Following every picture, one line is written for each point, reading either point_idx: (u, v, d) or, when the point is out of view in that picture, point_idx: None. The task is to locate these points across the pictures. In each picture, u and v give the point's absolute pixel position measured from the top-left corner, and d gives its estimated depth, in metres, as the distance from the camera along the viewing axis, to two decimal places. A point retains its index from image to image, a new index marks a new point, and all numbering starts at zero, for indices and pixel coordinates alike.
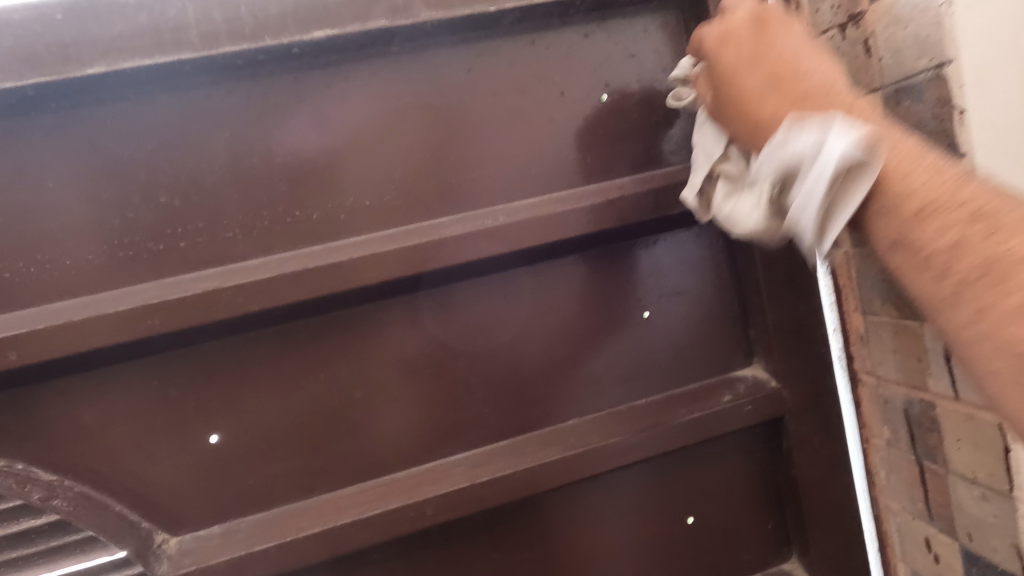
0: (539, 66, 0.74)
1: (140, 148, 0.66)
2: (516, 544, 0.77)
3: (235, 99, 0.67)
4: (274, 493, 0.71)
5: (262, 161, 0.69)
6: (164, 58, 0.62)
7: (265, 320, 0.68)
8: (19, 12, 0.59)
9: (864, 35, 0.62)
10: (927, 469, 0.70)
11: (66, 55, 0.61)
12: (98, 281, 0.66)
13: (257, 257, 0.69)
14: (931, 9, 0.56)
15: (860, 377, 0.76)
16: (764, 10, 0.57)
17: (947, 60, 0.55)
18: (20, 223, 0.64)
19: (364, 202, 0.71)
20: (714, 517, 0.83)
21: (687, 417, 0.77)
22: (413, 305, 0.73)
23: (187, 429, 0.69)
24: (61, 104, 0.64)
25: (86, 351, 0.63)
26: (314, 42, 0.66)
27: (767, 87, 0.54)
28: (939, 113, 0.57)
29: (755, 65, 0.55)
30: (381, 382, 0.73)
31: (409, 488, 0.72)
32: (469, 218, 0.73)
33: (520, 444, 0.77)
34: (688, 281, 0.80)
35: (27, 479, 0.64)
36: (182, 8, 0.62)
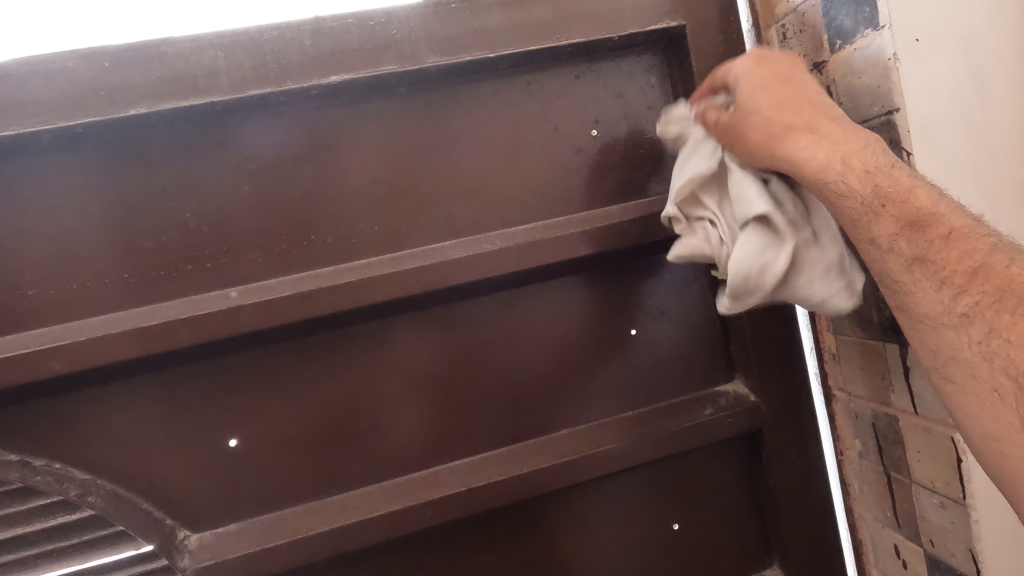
0: (535, 104, 0.81)
1: (174, 178, 0.74)
2: (510, 546, 0.83)
3: (259, 134, 0.75)
4: (286, 494, 0.77)
5: (282, 190, 0.76)
6: (198, 100, 0.70)
7: (283, 334, 0.75)
8: (73, 60, 0.67)
9: (827, 81, 0.70)
10: (894, 479, 0.75)
11: (113, 97, 0.68)
12: (132, 298, 0.73)
13: (276, 276, 0.76)
14: (881, 63, 0.62)
15: (835, 393, 0.83)
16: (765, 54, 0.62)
17: (895, 108, 0.61)
18: (65, 245, 0.72)
19: (373, 227, 0.78)
20: (698, 524, 0.88)
21: (671, 428, 0.83)
22: (417, 322, 0.79)
23: (209, 434, 0.75)
24: (106, 139, 0.72)
25: (122, 361, 0.70)
26: (331, 85, 0.73)
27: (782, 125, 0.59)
28: (891, 155, 0.63)
29: (774, 98, 0.60)
30: (387, 392, 0.79)
31: (410, 491, 0.78)
32: (469, 242, 0.79)
33: (514, 452, 0.82)
34: (673, 301, 0.86)
35: (65, 476, 0.70)
36: (215, 56, 0.70)
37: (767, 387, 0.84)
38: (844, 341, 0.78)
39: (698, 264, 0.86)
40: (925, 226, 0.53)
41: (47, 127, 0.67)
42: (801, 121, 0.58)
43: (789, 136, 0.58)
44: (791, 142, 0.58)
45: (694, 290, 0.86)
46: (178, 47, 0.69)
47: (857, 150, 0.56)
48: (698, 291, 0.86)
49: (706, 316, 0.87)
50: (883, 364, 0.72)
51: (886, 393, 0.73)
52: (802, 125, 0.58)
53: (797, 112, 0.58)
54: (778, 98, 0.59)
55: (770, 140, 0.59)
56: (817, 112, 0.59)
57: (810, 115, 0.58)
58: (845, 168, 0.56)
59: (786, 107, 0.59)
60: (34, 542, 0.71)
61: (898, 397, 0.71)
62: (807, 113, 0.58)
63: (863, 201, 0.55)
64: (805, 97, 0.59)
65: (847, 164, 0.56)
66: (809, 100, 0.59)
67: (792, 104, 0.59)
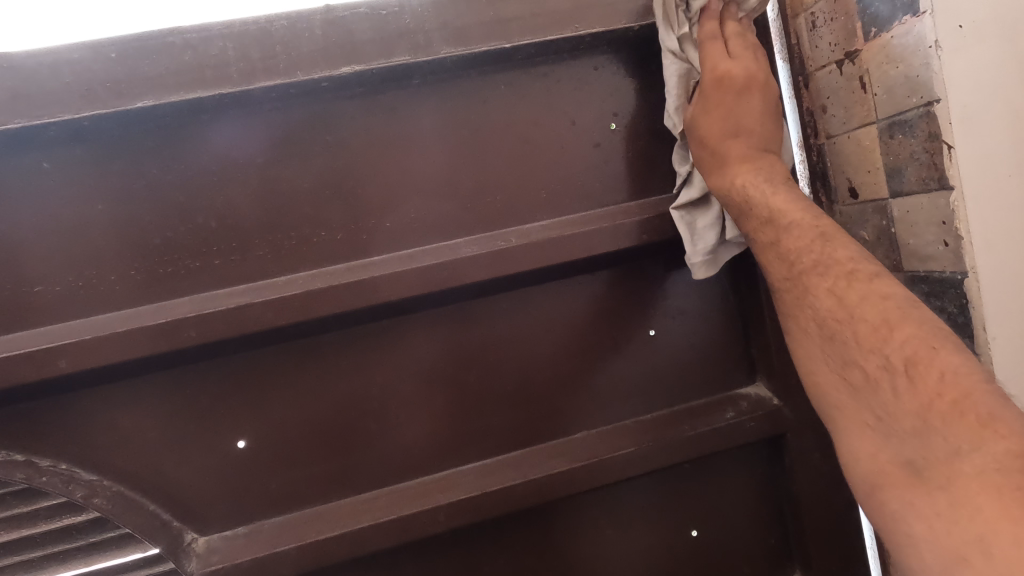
0: (552, 96, 0.78)
1: (181, 172, 0.72)
2: (524, 551, 0.81)
3: (268, 128, 0.73)
4: (296, 496, 0.76)
5: (291, 185, 0.74)
6: (205, 92, 0.68)
7: (293, 333, 0.73)
8: (78, 51, 0.66)
9: (860, 71, 0.67)
10: None
11: (119, 90, 0.67)
12: (139, 295, 0.71)
13: (286, 274, 0.74)
14: (920, 51, 0.59)
15: None
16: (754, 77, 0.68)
17: (935, 99, 0.58)
18: (70, 242, 0.70)
19: (384, 223, 0.76)
20: (717, 531, 0.85)
21: (690, 432, 0.80)
22: (429, 322, 0.77)
23: (218, 435, 0.73)
24: (112, 133, 0.70)
25: (129, 360, 0.68)
26: (342, 77, 0.71)
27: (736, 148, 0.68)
28: (930, 148, 0.60)
29: (726, 121, 0.68)
30: (398, 393, 0.77)
31: (422, 495, 0.76)
32: (483, 239, 0.77)
33: (528, 455, 0.80)
34: (693, 301, 0.83)
35: (71, 477, 0.69)
36: (223, 47, 0.68)
37: (791, 390, 0.81)
38: None
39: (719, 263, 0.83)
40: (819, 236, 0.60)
41: (51, 120, 0.66)
42: (719, 140, 0.69)
43: (726, 167, 0.68)
44: (729, 174, 0.68)
45: (714, 289, 0.84)
46: (185, 38, 0.67)
47: (746, 172, 0.67)
48: (718, 291, 0.84)
49: (726, 316, 0.84)
50: None
51: None
52: (721, 141, 0.69)
53: (717, 133, 0.69)
54: (710, 117, 0.69)
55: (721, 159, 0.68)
56: (741, 134, 0.68)
57: (732, 139, 0.68)
58: (730, 185, 0.67)
59: (715, 129, 0.69)
60: (40, 544, 0.69)
61: None
62: (733, 137, 0.68)
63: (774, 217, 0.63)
64: (738, 120, 0.68)
65: (739, 188, 0.66)
66: (739, 126, 0.68)
67: (715, 131, 0.69)
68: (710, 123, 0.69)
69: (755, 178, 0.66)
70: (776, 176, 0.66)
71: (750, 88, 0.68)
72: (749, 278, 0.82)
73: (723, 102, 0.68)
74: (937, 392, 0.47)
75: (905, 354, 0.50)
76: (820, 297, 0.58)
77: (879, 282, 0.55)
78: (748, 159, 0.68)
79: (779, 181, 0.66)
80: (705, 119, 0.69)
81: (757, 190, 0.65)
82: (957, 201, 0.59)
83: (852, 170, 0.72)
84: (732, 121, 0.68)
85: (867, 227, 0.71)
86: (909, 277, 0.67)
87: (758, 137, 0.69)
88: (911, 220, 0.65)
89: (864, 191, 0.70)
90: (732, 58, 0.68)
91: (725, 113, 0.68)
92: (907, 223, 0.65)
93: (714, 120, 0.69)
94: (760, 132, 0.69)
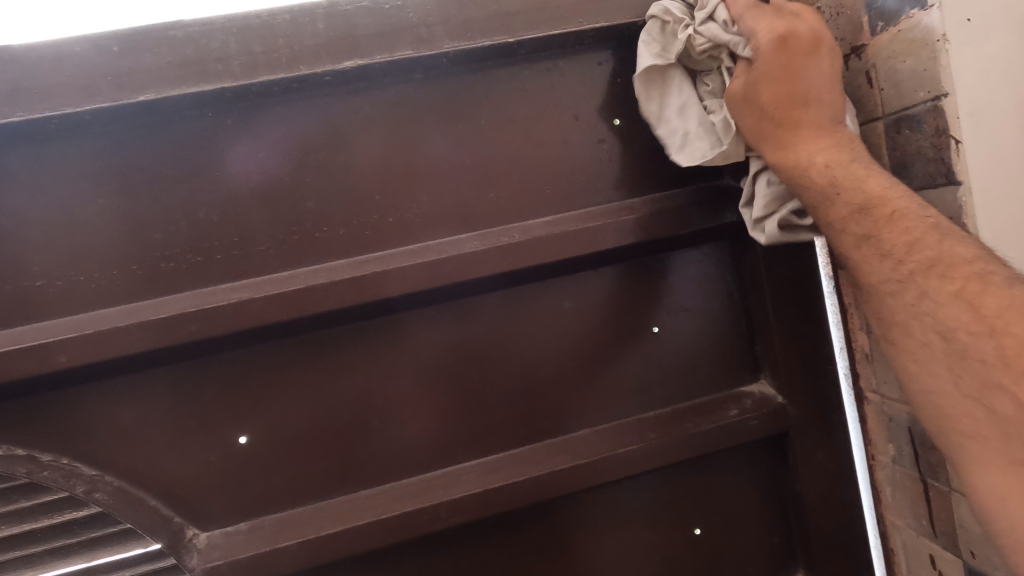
0: (555, 92, 0.78)
1: (182, 167, 0.71)
2: (526, 548, 0.80)
3: (271, 122, 0.72)
4: (297, 493, 0.75)
5: (294, 180, 0.74)
6: (207, 86, 0.68)
7: (294, 329, 0.73)
8: (80, 45, 0.65)
9: (866, 66, 0.66)
10: (932, 486, 0.72)
11: (121, 83, 0.66)
12: (140, 290, 0.71)
13: (287, 270, 0.74)
14: (927, 45, 0.58)
15: (866, 395, 0.79)
16: (789, 36, 0.64)
17: (942, 93, 0.58)
18: (71, 236, 0.70)
19: (387, 219, 0.76)
20: (720, 530, 0.85)
21: (694, 429, 0.80)
22: (431, 318, 0.77)
23: (219, 430, 0.73)
24: (114, 127, 0.70)
25: (130, 355, 0.68)
26: (345, 72, 0.71)
27: (785, 114, 0.64)
28: (937, 143, 0.60)
29: (781, 85, 0.64)
30: (400, 390, 0.77)
31: (424, 492, 0.76)
32: (485, 235, 0.77)
33: (531, 452, 0.79)
34: (697, 298, 0.83)
35: (72, 472, 0.69)
36: (226, 41, 0.68)
37: (795, 388, 0.81)
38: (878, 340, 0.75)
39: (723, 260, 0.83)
40: (872, 209, 0.59)
41: (53, 113, 0.66)
42: (776, 122, 0.65)
43: (794, 142, 0.64)
44: (800, 149, 0.64)
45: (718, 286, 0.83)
46: (188, 32, 0.67)
47: (824, 149, 0.63)
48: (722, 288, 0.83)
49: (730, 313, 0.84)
50: None
51: None
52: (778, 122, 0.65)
53: (779, 107, 0.64)
54: (765, 99, 0.65)
55: (780, 128, 0.65)
56: (812, 102, 0.64)
57: (793, 106, 0.64)
58: (809, 163, 0.63)
59: (770, 110, 0.65)
60: (41, 539, 0.69)
61: None
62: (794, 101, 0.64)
63: (860, 197, 0.59)
64: (801, 109, 0.64)
65: (807, 160, 0.63)
66: (809, 99, 0.64)
67: (785, 91, 0.64)
68: (769, 89, 0.64)
69: (823, 148, 0.63)
70: (863, 155, 0.62)
71: (819, 49, 0.64)
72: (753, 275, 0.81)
73: (782, 91, 0.64)
74: (994, 376, 0.48)
75: (983, 321, 0.49)
76: (908, 267, 0.55)
77: (902, 216, 0.57)
78: (824, 136, 0.63)
79: (847, 148, 0.62)
80: (768, 86, 0.65)
81: (818, 148, 0.63)
82: (964, 196, 0.59)
83: None
84: (796, 116, 0.64)
85: None
86: None
87: (815, 89, 0.64)
88: None
89: None
90: (745, 52, 0.67)
91: (794, 103, 0.64)
92: None
93: (768, 88, 0.64)
94: (819, 82, 0.64)
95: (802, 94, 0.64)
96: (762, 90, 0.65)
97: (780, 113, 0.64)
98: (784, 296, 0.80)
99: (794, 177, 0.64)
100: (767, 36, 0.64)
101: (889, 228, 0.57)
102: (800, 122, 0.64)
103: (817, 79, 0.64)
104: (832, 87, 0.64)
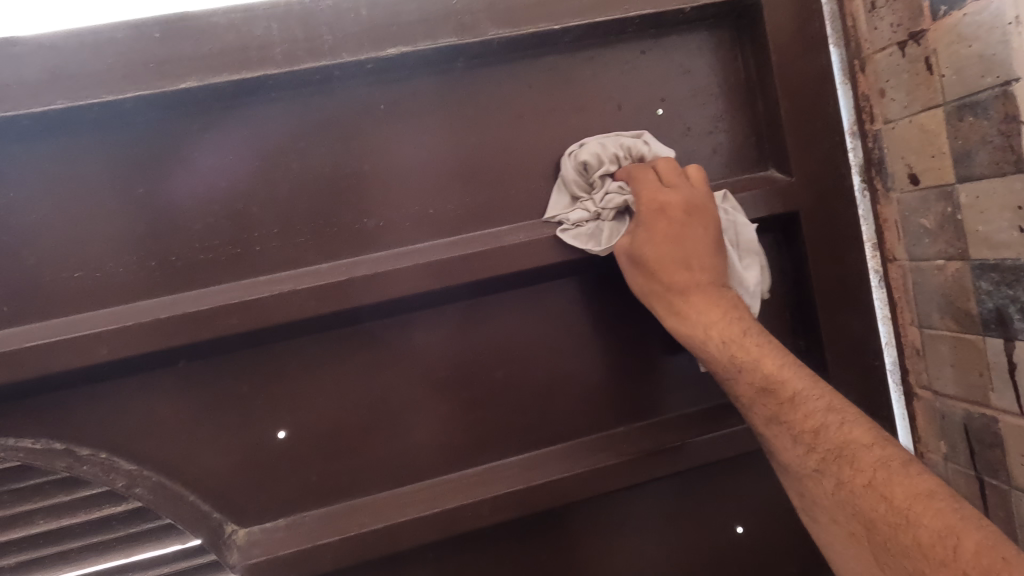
0: (598, 82, 0.77)
1: (222, 157, 0.70)
2: (566, 547, 0.79)
3: (311, 112, 0.71)
4: (335, 489, 0.74)
5: (334, 171, 0.72)
6: (249, 74, 0.66)
7: (334, 322, 0.71)
8: (122, 31, 0.64)
9: (925, 52, 0.64)
10: (987, 485, 0.69)
11: (163, 71, 0.65)
12: (180, 282, 0.70)
13: (327, 261, 0.73)
14: (998, 27, 0.56)
15: (916, 391, 0.77)
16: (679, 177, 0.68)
17: (1013, 78, 0.56)
18: (111, 227, 0.69)
19: (427, 210, 0.75)
20: (762, 529, 0.83)
21: (739, 426, 0.78)
22: (472, 311, 0.75)
23: (258, 425, 0.72)
24: (154, 116, 0.69)
25: (170, 347, 0.67)
26: (388, 59, 0.69)
27: (681, 292, 0.66)
28: (1006, 129, 0.58)
29: (683, 269, 0.66)
30: (440, 384, 0.75)
31: (464, 489, 0.74)
32: (527, 227, 0.75)
33: (571, 449, 0.78)
34: None
35: (111, 466, 0.68)
36: (268, 28, 0.66)
37: (842, 384, 0.79)
38: (932, 334, 0.73)
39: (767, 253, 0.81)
40: (792, 405, 0.60)
41: (94, 101, 0.64)
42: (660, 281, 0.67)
43: (705, 342, 0.65)
44: (703, 348, 0.65)
45: None
46: (230, 19, 0.66)
47: (717, 322, 0.65)
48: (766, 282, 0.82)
49: (773, 307, 0.82)
50: (981, 360, 0.66)
51: (983, 392, 0.67)
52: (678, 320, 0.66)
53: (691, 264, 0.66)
54: (678, 276, 0.66)
55: (701, 337, 0.65)
56: (694, 267, 0.66)
57: (693, 266, 0.66)
58: (706, 337, 0.65)
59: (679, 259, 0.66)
60: (79, 534, 0.68)
61: (998, 396, 0.65)
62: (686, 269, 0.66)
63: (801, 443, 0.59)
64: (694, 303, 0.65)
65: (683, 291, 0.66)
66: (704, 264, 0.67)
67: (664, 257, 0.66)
68: (690, 236, 0.66)
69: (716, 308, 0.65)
70: (751, 323, 0.65)
71: (694, 219, 0.66)
72: (798, 268, 0.80)
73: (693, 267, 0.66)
74: (942, 533, 0.46)
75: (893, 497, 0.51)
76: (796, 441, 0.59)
77: (803, 399, 0.59)
78: (713, 303, 0.65)
79: (734, 318, 0.64)
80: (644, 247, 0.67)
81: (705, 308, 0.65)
82: None
83: (912, 156, 0.69)
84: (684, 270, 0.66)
85: (929, 214, 0.69)
86: (976, 266, 0.64)
87: (699, 255, 0.66)
88: (981, 205, 0.62)
89: (926, 176, 0.68)
90: (666, 184, 0.68)
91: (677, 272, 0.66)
92: (977, 209, 0.63)
93: (670, 195, 0.67)
94: (700, 231, 0.67)
95: (692, 263, 0.66)
96: (652, 257, 0.67)
97: (681, 290, 0.66)
98: (830, 289, 0.78)
99: (716, 362, 0.65)
100: (682, 191, 0.67)
101: (791, 410, 0.59)
102: (688, 281, 0.66)
103: (704, 260, 0.67)
104: (715, 261, 0.67)
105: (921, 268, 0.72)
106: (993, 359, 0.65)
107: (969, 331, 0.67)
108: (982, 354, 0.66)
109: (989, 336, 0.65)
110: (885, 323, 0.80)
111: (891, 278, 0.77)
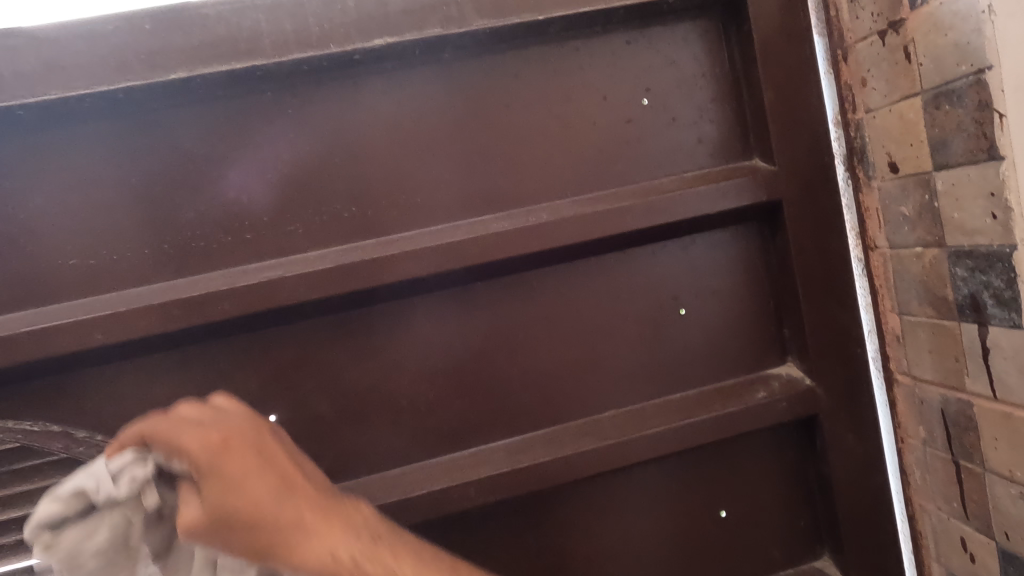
0: (583, 72, 0.78)
1: (213, 147, 0.72)
2: (551, 530, 0.80)
3: (300, 103, 0.73)
4: (325, 472, 0.76)
5: (322, 161, 0.74)
6: (239, 64, 0.68)
7: (325, 308, 0.73)
8: (113, 22, 0.65)
9: (903, 41, 0.66)
10: (964, 468, 0.71)
11: (153, 61, 0.66)
12: (172, 269, 0.72)
13: (316, 249, 0.74)
14: (972, 16, 0.58)
15: (896, 377, 0.79)
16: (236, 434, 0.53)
17: (986, 66, 0.57)
18: (105, 215, 0.70)
19: (415, 199, 0.76)
20: (745, 513, 0.85)
21: (722, 412, 0.79)
22: (459, 299, 0.77)
23: (250, 409, 0.74)
24: (144, 107, 0.70)
25: (164, 332, 0.69)
26: (375, 50, 0.71)
27: (273, 526, 0.51)
28: (979, 117, 0.59)
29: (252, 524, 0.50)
30: (428, 370, 0.77)
31: (451, 472, 0.76)
32: (513, 215, 0.76)
33: (557, 434, 0.79)
34: (724, 281, 0.82)
35: (107, 448, 0.70)
36: (257, 19, 0.68)
37: (825, 371, 0.80)
38: (911, 321, 0.74)
39: (751, 242, 0.82)
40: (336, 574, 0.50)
41: (86, 92, 0.66)
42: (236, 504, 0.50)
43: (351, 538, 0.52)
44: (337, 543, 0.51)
45: (747, 269, 0.83)
46: (219, 11, 0.67)
47: (313, 536, 0.51)
48: (750, 271, 0.83)
49: (758, 295, 0.83)
50: (957, 346, 0.67)
51: (959, 377, 0.68)
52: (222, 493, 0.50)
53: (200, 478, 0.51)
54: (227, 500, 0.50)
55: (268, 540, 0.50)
56: (253, 518, 0.50)
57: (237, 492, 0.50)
58: (322, 556, 0.50)
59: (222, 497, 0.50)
60: None
61: (973, 381, 0.67)
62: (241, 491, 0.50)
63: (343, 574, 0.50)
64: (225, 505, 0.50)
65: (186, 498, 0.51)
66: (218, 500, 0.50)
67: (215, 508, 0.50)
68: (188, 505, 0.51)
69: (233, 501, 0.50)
70: (375, 523, 0.54)
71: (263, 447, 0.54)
72: (782, 257, 0.81)
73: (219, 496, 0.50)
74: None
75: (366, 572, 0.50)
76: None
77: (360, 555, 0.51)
78: (326, 518, 0.52)
79: (354, 532, 0.52)
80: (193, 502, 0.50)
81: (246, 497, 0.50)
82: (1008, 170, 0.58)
83: (892, 145, 0.70)
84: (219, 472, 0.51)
85: (908, 202, 0.70)
86: (952, 253, 0.65)
87: (281, 513, 0.51)
88: (956, 193, 0.63)
89: (905, 165, 0.69)
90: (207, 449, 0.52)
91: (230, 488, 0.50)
92: (953, 196, 0.64)
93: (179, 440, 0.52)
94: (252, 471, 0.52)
95: (260, 511, 0.51)
96: (251, 518, 0.50)
97: (283, 516, 0.51)
98: (813, 277, 0.79)
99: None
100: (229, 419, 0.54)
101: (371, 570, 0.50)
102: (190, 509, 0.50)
103: (292, 509, 0.51)
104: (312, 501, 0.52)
105: (901, 256, 0.73)
106: (968, 344, 0.66)
107: (945, 317, 0.68)
108: (957, 340, 0.67)
109: (964, 322, 0.66)
110: (866, 313, 0.80)
111: (873, 267, 0.78)
